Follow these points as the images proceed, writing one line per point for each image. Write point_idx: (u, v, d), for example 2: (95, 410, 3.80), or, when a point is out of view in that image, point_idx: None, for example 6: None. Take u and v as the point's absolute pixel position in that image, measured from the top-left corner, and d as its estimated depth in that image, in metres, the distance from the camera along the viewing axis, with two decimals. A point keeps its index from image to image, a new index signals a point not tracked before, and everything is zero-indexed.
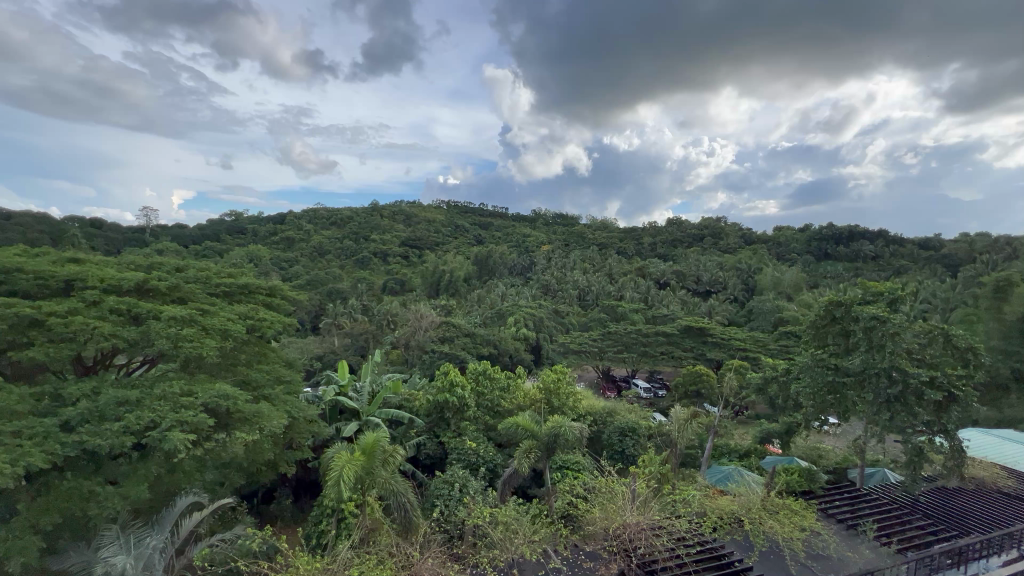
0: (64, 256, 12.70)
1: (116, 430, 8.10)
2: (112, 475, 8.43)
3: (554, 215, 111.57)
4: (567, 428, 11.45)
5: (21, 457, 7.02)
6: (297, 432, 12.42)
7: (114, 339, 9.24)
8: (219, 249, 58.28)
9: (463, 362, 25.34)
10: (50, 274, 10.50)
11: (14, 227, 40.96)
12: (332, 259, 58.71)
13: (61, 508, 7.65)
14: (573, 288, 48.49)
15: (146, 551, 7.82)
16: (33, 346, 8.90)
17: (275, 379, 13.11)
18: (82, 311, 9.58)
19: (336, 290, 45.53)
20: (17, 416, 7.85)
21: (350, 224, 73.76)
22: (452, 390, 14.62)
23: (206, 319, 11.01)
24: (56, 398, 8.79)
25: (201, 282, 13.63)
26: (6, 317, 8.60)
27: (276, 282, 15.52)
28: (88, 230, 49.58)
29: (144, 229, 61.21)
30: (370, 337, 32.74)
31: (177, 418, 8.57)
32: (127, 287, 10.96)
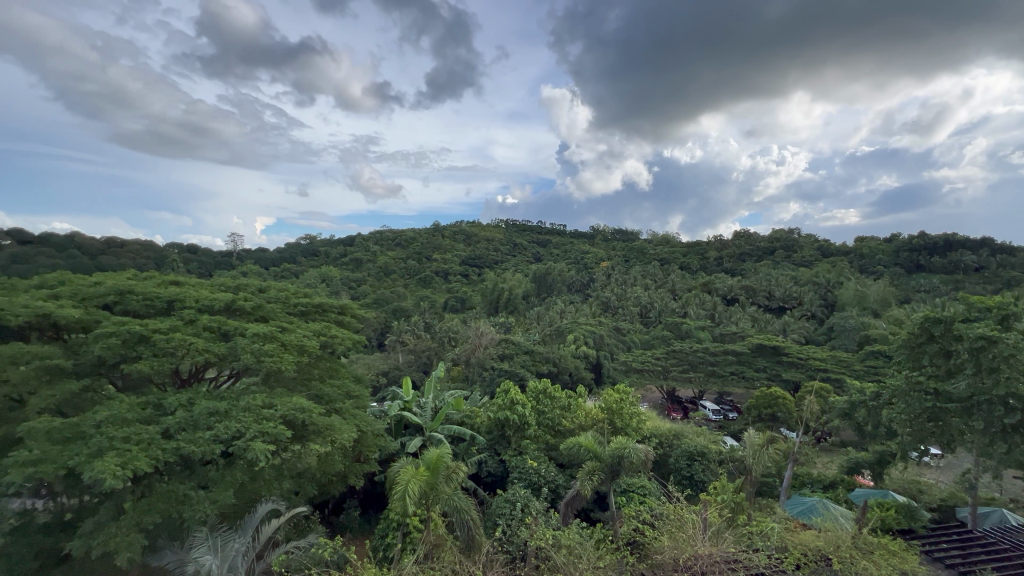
0: (167, 279, 14.15)
1: (206, 439, 8.78)
2: (202, 481, 9.12)
3: (613, 231, 110.05)
4: (632, 450, 11.06)
5: (129, 460, 7.79)
6: (365, 446, 12.92)
7: (207, 353, 10.14)
8: (295, 270, 62.59)
9: (523, 380, 25.31)
10: (154, 295, 11.73)
11: (126, 254, 46.43)
12: (397, 279, 61.26)
13: (161, 509, 8.39)
14: (634, 304, 47.30)
15: (230, 554, 8.37)
16: (140, 359, 9.90)
17: (346, 393, 13.76)
18: (181, 328, 10.61)
19: (401, 308, 47.35)
20: (126, 423, 8.73)
21: (414, 245, 76.71)
22: (513, 407, 14.64)
23: (285, 336, 11.80)
24: (158, 407, 9.69)
25: (281, 302, 14.68)
26: (119, 333, 9.66)
27: (347, 301, 16.42)
28: (186, 256, 55.16)
29: (231, 254, 67.21)
30: (432, 354, 33.60)
31: (259, 429, 9.17)
32: (217, 306, 12.01)
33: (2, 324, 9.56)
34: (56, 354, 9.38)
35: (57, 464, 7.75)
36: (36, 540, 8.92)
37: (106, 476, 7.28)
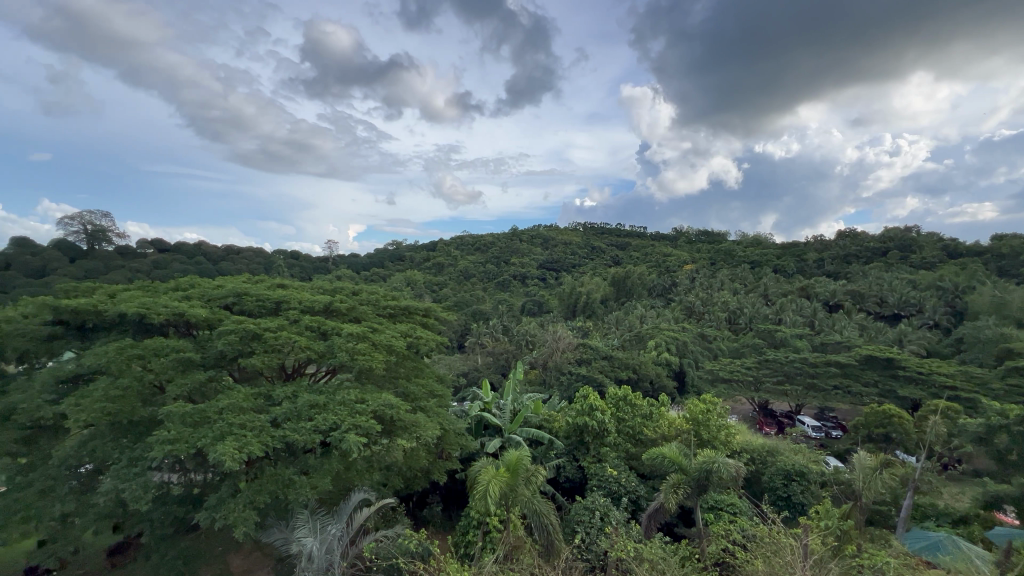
0: (275, 282, 15.71)
1: (308, 429, 9.58)
2: (305, 468, 9.96)
3: (698, 232, 104.66)
4: (721, 465, 10.40)
5: (245, 444, 8.70)
6: (447, 443, 13.40)
7: (309, 350, 11.09)
8: (383, 274, 66.64)
9: (602, 386, 24.82)
10: (265, 297, 13.04)
11: (241, 261, 52.26)
12: (476, 282, 62.96)
13: (270, 490, 9.26)
14: (722, 310, 44.60)
15: (328, 537, 9.05)
16: (254, 354, 11.04)
17: (429, 392, 14.36)
18: (287, 327, 11.70)
19: (480, 311, 48.60)
20: (243, 411, 9.78)
21: (492, 249, 78.39)
22: (592, 413, 14.41)
23: (376, 336, 12.58)
24: (268, 398, 10.75)
25: (372, 305, 15.70)
26: (237, 330, 10.85)
27: (431, 304, 17.16)
28: (290, 262, 60.88)
29: (329, 259, 73.14)
30: (510, 357, 34.07)
31: (353, 422, 9.84)
32: (317, 308, 13.10)
33: (148, 321, 11.13)
34: (188, 348, 10.73)
35: (189, 444, 8.84)
36: (171, 509, 10.24)
37: (227, 457, 8.20)
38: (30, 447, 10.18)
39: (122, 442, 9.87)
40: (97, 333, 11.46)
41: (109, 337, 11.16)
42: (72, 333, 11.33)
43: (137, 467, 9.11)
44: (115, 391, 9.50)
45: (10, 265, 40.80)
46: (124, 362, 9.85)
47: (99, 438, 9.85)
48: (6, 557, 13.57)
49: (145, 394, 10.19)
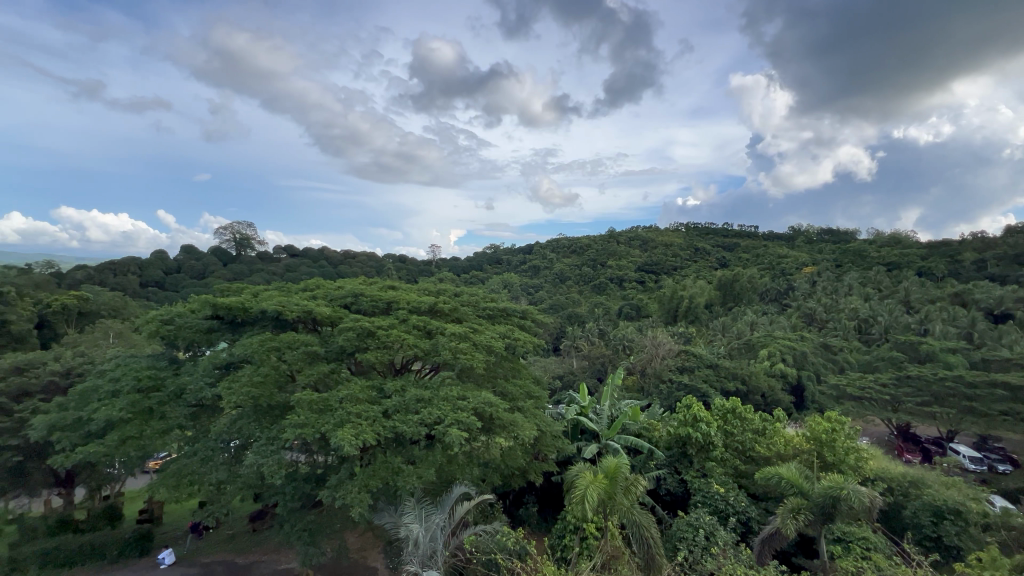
0: (386, 284, 17.00)
1: (415, 421, 10.21)
2: (412, 458, 10.62)
3: (821, 230, 94.00)
4: (851, 492, 9.27)
5: (360, 432, 9.51)
6: (544, 445, 13.52)
7: (416, 347, 11.83)
8: (481, 277, 69.00)
9: (707, 397, 23.32)
10: (378, 298, 14.12)
11: (357, 264, 57.40)
12: (572, 285, 62.69)
13: (382, 476, 10.01)
14: (850, 318, 39.60)
15: (432, 526, 9.57)
16: (369, 350, 12.02)
17: (527, 393, 14.61)
18: (398, 326, 12.60)
19: (575, 314, 48.29)
20: (359, 402, 10.68)
21: (588, 251, 77.42)
22: (696, 425, 13.58)
23: (476, 337, 13.06)
24: (380, 391, 11.64)
25: (473, 306, 16.36)
26: (355, 327, 11.91)
27: (528, 306, 17.46)
28: (398, 265, 65.56)
29: (432, 262, 77.52)
30: (607, 362, 33.39)
31: (455, 417, 10.30)
32: (423, 308, 13.95)
33: (283, 317, 12.61)
34: (315, 342, 11.98)
35: (315, 429, 9.85)
36: (300, 486, 11.51)
37: (346, 443, 9.02)
38: (195, 422, 12.06)
39: (262, 422, 11.28)
40: (243, 326, 13.21)
41: (252, 331, 12.83)
42: (225, 326, 13.20)
43: (274, 446, 10.36)
44: (257, 378, 10.92)
45: (181, 268, 48.95)
46: (264, 353, 11.25)
47: (244, 419, 11.36)
48: (178, 513, 16.25)
49: (280, 382, 11.56)
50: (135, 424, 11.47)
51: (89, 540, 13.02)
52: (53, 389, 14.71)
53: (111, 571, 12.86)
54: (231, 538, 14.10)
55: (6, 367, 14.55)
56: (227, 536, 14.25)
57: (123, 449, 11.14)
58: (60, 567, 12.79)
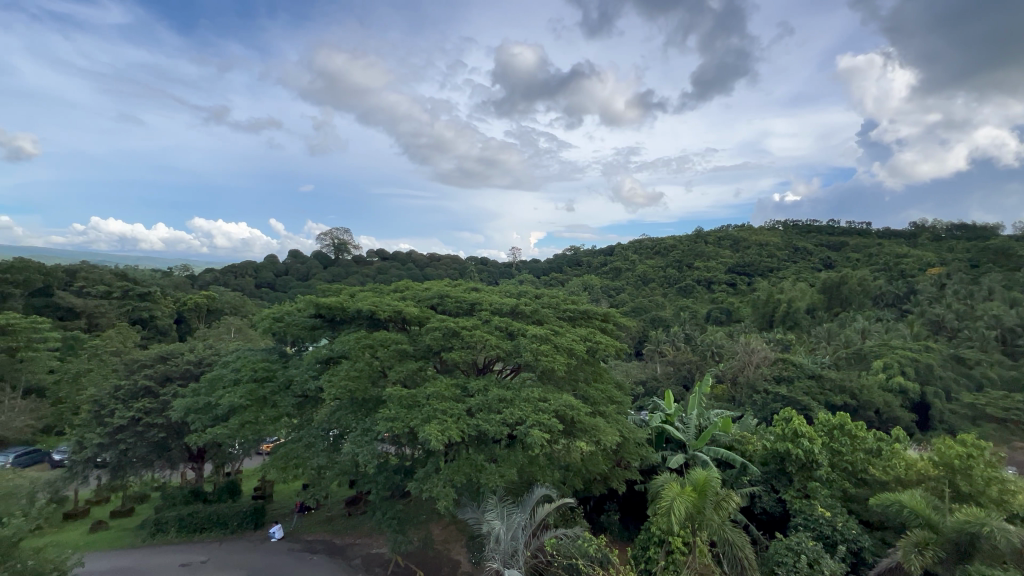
0: (469, 286, 17.49)
1: (497, 421, 10.39)
2: (494, 456, 10.83)
3: (952, 226, 82.05)
4: (995, 529, 7.99)
5: (446, 429, 9.87)
6: (626, 452, 13.15)
7: (498, 348, 12.04)
8: (561, 279, 68.66)
9: (808, 410, 21.29)
10: (462, 299, 14.54)
11: (441, 267, 59.81)
12: (656, 287, 60.39)
13: (465, 472, 10.31)
14: (990, 327, 34.09)
15: (514, 525, 9.68)
16: (454, 349, 12.43)
17: (608, 397, 14.29)
18: (481, 326, 12.90)
19: (659, 317, 46.39)
20: (445, 399, 11.08)
21: (673, 252, 74.00)
22: (797, 440, 12.27)
23: (557, 339, 13.02)
24: (464, 389, 11.99)
25: (554, 308, 16.34)
26: (440, 327, 12.37)
27: (610, 309, 17.10)
28: (480, 268, 67.27)
29: (513, 265, 78.65)
30: (694, 368, 31.73)
31: (537, 419, 10.34)
32: (504, 309, 14.17)
33: (376, 317, 13.42)
34: (404, 340, 12.64)
35: (404, 423, 10.39)
36: (390, 476, 12.17)
37: (432, 438, 9.41)
38: (300, 411, 13.23)
39: (357, 414, 12.08)
40: (341, 325, 14.26)
41: (349, 329, 13.80)
42: (326, 324, 14.34)
43: (368, 437, 11.07)
44: (353, 372, 11.74)
45: (288, 271, 54.13)
46: (359, 349, 12.05)
47: (342, 410, 12.25)
48: (285, 492, 17.94)
49: (373, 377, 12.33)
50: (252, 411, 12.83)
51: (214, 510, 14.78)
52: (188, 376, 16.90)
53: (232, 539, 14.51)
54: (329, 520, 15.29)
55: (154, 355, 16.98)
56: (326, 518, 15.47)
57: (243, 432, 12.50)
58: (192, 532, 14.67)
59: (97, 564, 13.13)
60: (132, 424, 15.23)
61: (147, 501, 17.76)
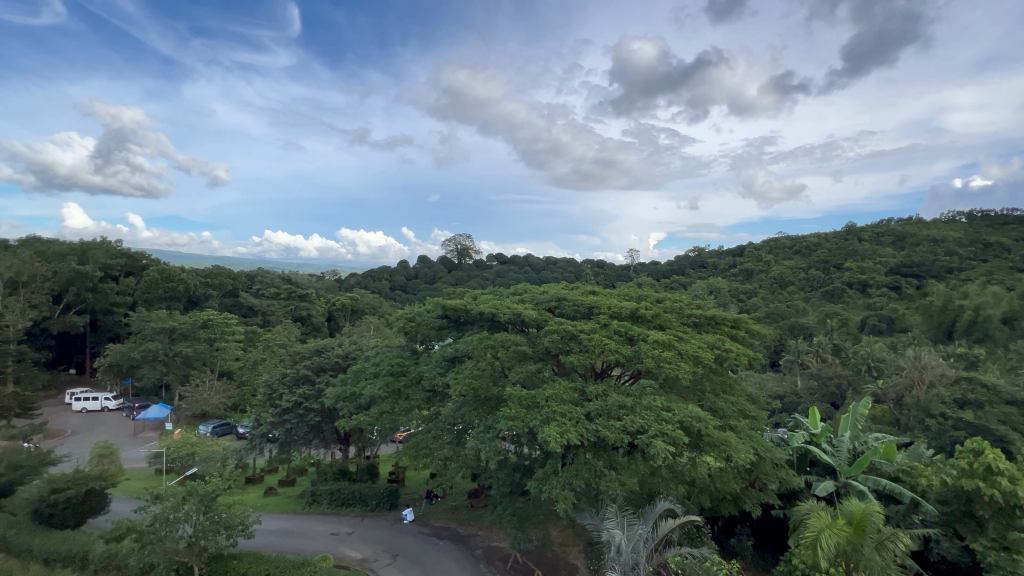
0: (586, 289, 17.33)
1: (617, 428, 10.16)
2: (614, 464, 10.59)
3: None
4: None
5: (565, 432, 9.90)
6: (762, 472, 11.97)
7: (618, 353, 11.76)
8: (683, 282, 64.66)
9: (1006, 443, 17.31)
10: (580, 302, 14.44)
11: (557, 270, 60.23)
12: (795, 291, 54.00)
13: (584, 477, 10.22)
14: None
15: (635, 536, 9.39)
16: (572, 352, 12.41)
17: (739, 411, 13.15)
18: (599, 330, 12.68)
19: (800, 325, 41.33)
20: (564, 402, 11.11)
21: (818, 251, 65.37)
22: (990, 479, 10.07)
23: (682, 345, 12.32)
24: (583, 393, 11.89)
25: (677, 313, 15.49)
26: (557, 330, 12.43)
27: (741, 314, 15.75)
28: (596, 271, 66.39)
29: (630, 267, 76.24)
30: (844, 384, 27.71)
31: (660, 429, 9.89)
32: (624, 313, 13.78)
33: (497, 319, 13.97)
34: (524, 342, 12.95)
35: (524, 423, 10.65)
36: (510, 473, 12.51)
37: (551, 439, 9.52)
38: (429, 404, 14.25)
39: (480, 411, 12.65)
40: (465, 325, 15.07)
41: (473, 330, 14.51)
42: (451, 325, 15.26)
43: (490, 434, 11.55)
44: (477, 370, 12.33)
45: (418, 275, 58.82)
46: (482, 350, 12.62)
47: (466, 406, 12.94)
48: (415, 479, 19.48)
49: (495, 376, 12.81)
50: (388, 402, 14.17)
51: (357, 488, 16.59)
52: (338, 368, 19.22)
53: (371, 516, 16.15)
54: (454, 510, 16.24)
55: (312, 349, 19.67)
56: (451, 507, 16.43)
57: (381, 421, 13.87)
58: (340, 506, 16.63)
59: (269, 524, 15.55)
60: (295, 407, 17.77)
61: (306, 474, 20.54)
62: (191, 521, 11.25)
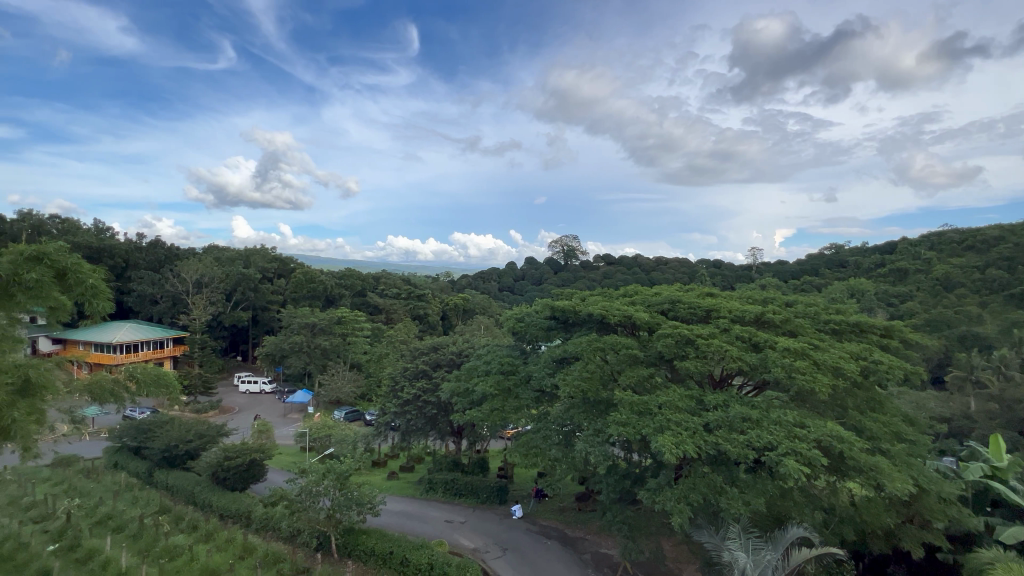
0: (703, 291, 16.22)
1: (741, 442, 9.35)
2: (736, 481, 9.79)
3: None
4: None
5: (681, 442, 9.36)
6: (924, 507, 10.23)
7: (740, 361, 10.83)
8: (818, 283, 57.56)
9: None
10: (697, 304, 13.53)
11: (669, 271, 57.37)
12: (967, 294, 45.16)
13: (702, 492, 9.58)
14: None
15: (762, 562, 8.60)
16: (688, 358, 11.71)
17: (893, 433, 11.37)
18: (718, 335, 11.76)
19: (974, 335, 34.46)
20: (679, 410, 10.52)
21: (1001, 245, 53.88)
22: None
23: (818, 355, 10.99)
24: (700, 402, 11.14)
25: (811, 317, 13.85)
26: (671, 334, 11.78)
27: (894, 321, 13.60)
28: (712, 271, 62.01)
29: (753, 267, 69.88)
30: None
31: (792, 447, 8.92)
32: (747, 317, 12.64)
33: (606, 320, 13.69)
34: (635, 345, 12.48)
35: (636, 429, 10.28)
36: (620, 479, 12.19)
37: (666, 449, 9.06)
38: (538, 404, 14.43)
39: (589, 414, 12.49)
40: (573, 326, 14.97)
41: (581, 331, 14.35)
42: (559, 325, 15.25)
43: (600, 437, 11.36)
44: (586, 372, 12.17)
45: (525, 276, 59.95)
46: (590, 351, 12.42)
47: (575, 408, 12.85)
48: (523, 476, 19.86)
49: (604, 379, 12.55)
50: (499, 399, 14.57)
51: (469, 480, 17.37)
52: (452, 364, 20.30)
53: (482, 508, 16.81)
54: (562, 511, 16.25)
55: (429, 345, 21.03)
56: (559, 508, 16.45)
57: (492, 417, 14.32)
58: (454, 495, 17.54)
59: (393, 506, 16.94)
60: (414, 399, 19.13)
61: (423, 462, 21.99)
62: (329, 496, 12.66)
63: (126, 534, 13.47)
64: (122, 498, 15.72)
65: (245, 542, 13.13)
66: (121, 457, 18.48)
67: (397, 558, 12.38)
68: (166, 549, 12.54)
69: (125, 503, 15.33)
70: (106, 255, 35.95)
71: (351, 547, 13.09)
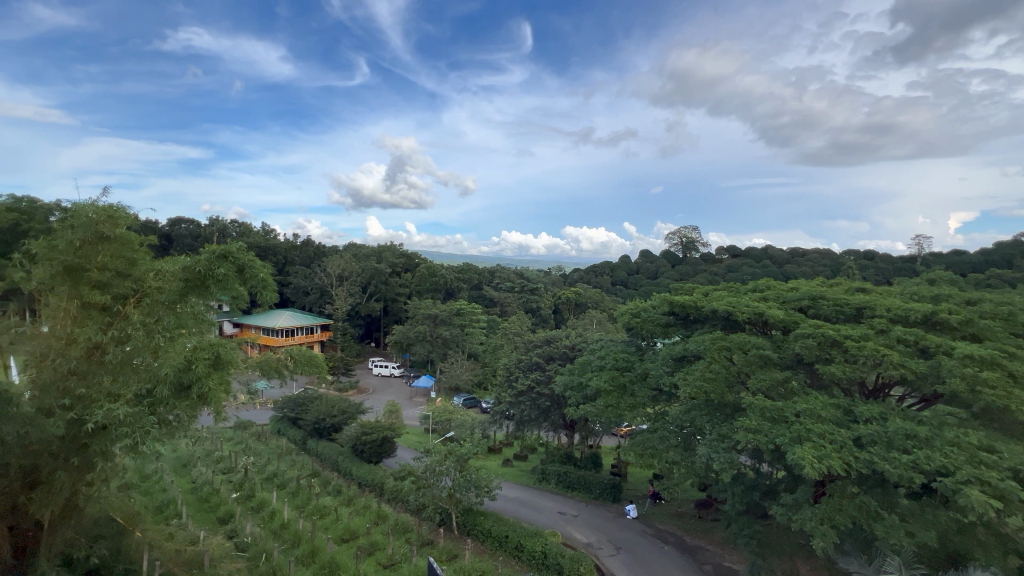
0: (852, 286, 14.20)
1: (903, 463, 8.00)
2: (895, 506, 8.46)
3: None
4: None
5: (824, 457, 8.29)
6: None
7: (904, 368, 9.23)
8: (1011, 278, 47.03)
9: None
10: (844, 301, 11.86)
11: (807, 263, 51.24)
12: None
13: (851, 514, 8.41)
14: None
15: None
16: (834, 362, 10.32)
17: None
18: (873, 337, 10.17)
19: None
20: (823, 420, 9.32)
21: None
22: None
23: (1014, 365, 8.96)
24: (849, 413, 9.74)
25: (1003, 319, 11.39)
26: (814, 335, 10.43)
27: None
28: (862, 263, 54.10)
29: (918, 258, 59.46)
30: None
31: (975, 474, 7.43)
32: (913, 317, 10.75)
33: (733, 317, 12.63)
34: (767, 346, 11.30)
35: (769, 438, 9.33)
36: (747, 491, 11.22)
37: (805, 463, 8.09)
38: (655, 404, 13.85)
39: (713, 418, 11.65)
40: (694, 323, 14.09)
41: (704, 328, 13.42)
42: (679, 322, 14.45)
43: (725, 443, 10.54)
44: (709, 373, 11.33)
45: (640, 270, 57.91)
46: (715, 350, 11.56)
47: (697, 410, 12.06)
48: (638, 475, 19.29)
49: (731, 381, 11.58)
50: (613, 395, 14.26)
51: (582, 475, 17.31)
52: (565, 358, 20.38)
53: (595, 504, 16.68)
54: (680, 516, 15.47)
55: (542, 338, 21.35)
56: (676, 512, 15.69)
57: (607, 414, 14.06)
58: (566, 488, 17.65)
59: (508, 492, 17.59)
60: (528, 390, 19.55)
61: (536, 452, 22.47)
62: (450, 476, 13.52)
63: (287, 490, 15.80)
64: (284, 460, 18.46)
65: (380, 509, 14.63)
66: (282, 426, 21.68)
67: (513, 543, 12.83)
68: (317, 508, 14.46)
69: (286, 465, 17.95)
70: (271, 253, 42.32)
71: (470, 526, 13.89)
